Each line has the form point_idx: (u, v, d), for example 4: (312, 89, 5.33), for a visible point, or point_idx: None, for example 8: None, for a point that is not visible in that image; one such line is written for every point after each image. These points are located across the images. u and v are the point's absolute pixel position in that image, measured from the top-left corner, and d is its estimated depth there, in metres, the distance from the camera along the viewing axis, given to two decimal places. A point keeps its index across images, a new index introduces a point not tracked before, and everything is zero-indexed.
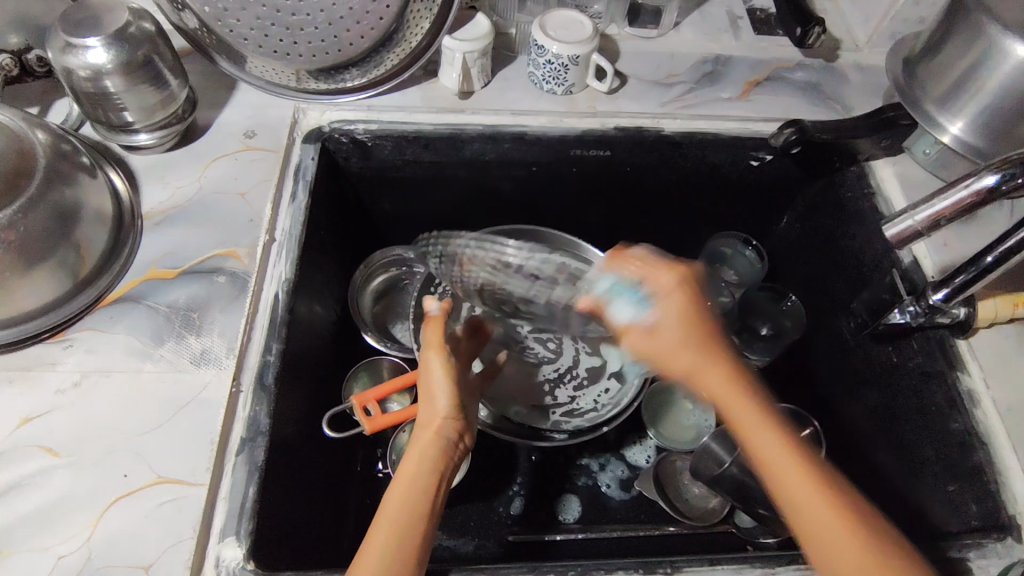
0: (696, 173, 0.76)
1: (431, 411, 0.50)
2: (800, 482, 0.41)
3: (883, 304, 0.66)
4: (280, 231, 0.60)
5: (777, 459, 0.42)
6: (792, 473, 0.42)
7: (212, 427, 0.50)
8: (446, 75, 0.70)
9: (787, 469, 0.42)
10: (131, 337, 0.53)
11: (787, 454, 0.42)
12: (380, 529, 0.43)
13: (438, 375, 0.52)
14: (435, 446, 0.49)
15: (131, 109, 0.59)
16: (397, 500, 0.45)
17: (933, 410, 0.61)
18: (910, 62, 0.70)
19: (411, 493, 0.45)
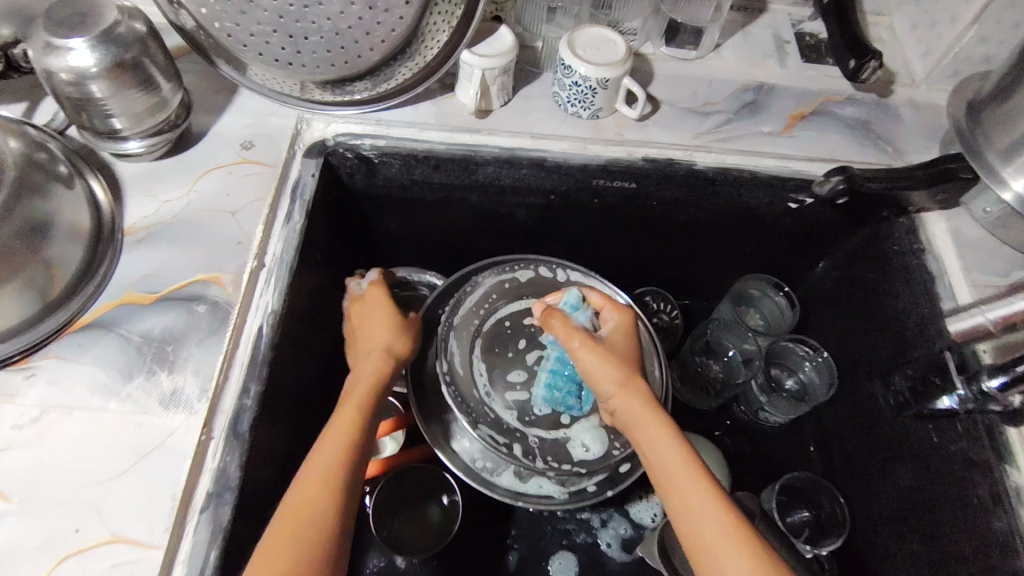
0: (727, 213, 0.70)
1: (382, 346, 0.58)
2: (687, 467, 0.49)
3: (928, 386, 0.58)
4: (270, 256, 0.56)
5: (667, 450, 0.51)
6: (681, 462, 0.50)
7: (175, 480, 0.46)
8: (463, 91, 0.64)
9: (673, 456, 0.50)
10: (98, 370, 0.49)
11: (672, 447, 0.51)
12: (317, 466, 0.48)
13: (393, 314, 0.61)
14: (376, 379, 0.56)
15: (119, 115, 0.54)
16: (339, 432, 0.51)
17: (974, 503, 0.55)
18: (974, 107, 0.63)
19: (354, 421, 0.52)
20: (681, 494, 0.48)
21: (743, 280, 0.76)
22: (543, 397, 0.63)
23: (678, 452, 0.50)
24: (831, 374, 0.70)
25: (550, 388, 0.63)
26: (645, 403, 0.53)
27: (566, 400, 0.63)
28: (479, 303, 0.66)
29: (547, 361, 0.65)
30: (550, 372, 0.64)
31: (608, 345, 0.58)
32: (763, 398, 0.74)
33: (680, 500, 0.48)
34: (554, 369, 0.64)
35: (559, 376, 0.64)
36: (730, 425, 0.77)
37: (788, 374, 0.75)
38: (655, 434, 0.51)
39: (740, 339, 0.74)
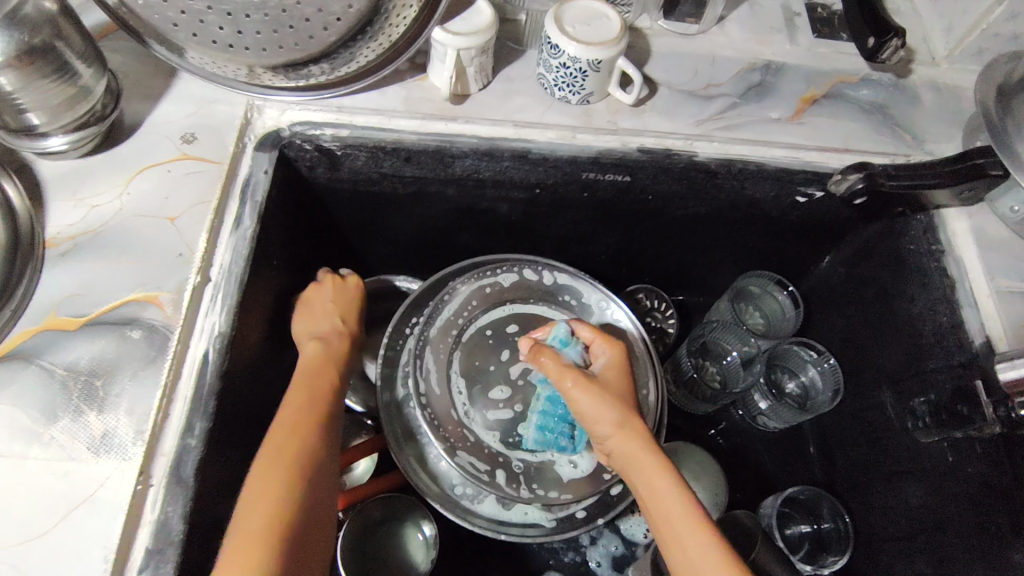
0: (730, 207, 0.64)
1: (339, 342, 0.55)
2: (687, 514, 0.45)
3: (958, 418, 0.54)
4: (217, 267, 0.49)
5: (665, 494, 0.46)
6: (680, 507, 0.45)
7: (108, 539, 0.40)
8: (436, 73, 0.56)
9: (670, 502, 0.45)
10: (15, 410, 0.42)
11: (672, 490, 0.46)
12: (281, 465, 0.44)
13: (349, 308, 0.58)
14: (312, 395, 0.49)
15: (34, 109, 0.46)
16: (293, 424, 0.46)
17: (992, 531, 0.51)
18: (1006, 93, 0.56)
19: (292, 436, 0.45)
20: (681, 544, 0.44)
21: (744, 277, 0.70)
22: (535, 440, 0.55)
23: (678, 497, 0.45)
24: (836, 381, 0.64)
25: (541, 431, 0.55)
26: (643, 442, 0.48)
27: (558, 440, 0.55)
28: (458, 315, 0.59)
29: (538, 399, 0.57)
30: (540, 412, 0.56)
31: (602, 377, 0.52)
32: (764, 405, 0.70)
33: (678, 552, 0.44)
34: (545, 408, 0.56)
35: (550, 416, 0.56)
36: (727, 424, 0.75)
37: (789, 376, 0.70)
38: (655, 477, 0.47)
39: (741, 339, 0.68)
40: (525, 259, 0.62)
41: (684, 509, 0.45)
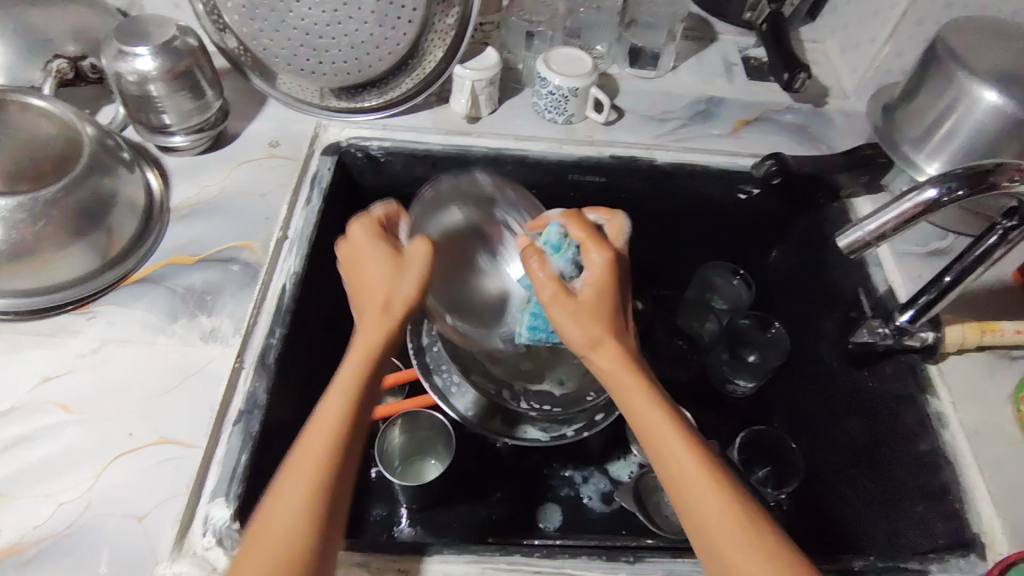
0: (688, 204, 0.80)
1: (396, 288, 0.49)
2: (671, 431, 0.47)
3: (850, 322, 0.71)
4: (292, 230, 0.66)
5: (652, 419, 0.47)
6: (666, 426, 0.47)
7: (213, 398, 0.54)
8: (456, 101, 0.76)
9: (655, 422, 0.47)
10: (149, 314, 0.58)
11: (655, 408, 0.48)
12: (318, 434, 0.44)
13: (416, 261, 0.49)
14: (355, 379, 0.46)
15: (169, 112, 0.65)
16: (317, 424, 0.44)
17: (904, 433, 0.63)
18: (891, 107, 0.74)
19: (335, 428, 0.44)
20: (666, 459, 0.46)
21: (707, 267, 0.86)
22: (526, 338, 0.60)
23: (661, 417, 0.47)
24: (783, 344, 0.81)
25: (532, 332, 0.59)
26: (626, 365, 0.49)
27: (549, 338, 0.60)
28: None
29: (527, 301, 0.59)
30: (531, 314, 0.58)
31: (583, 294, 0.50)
32: (726, 370, 0.84)
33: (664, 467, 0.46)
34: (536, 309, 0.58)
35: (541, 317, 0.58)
36: (706, 402, 0.84)
37: (749, 350, 0.84)
38: (640, 399, 0.48)
39: (701, 317, 0.88)
40: None
41: (669, 428, 0.47)
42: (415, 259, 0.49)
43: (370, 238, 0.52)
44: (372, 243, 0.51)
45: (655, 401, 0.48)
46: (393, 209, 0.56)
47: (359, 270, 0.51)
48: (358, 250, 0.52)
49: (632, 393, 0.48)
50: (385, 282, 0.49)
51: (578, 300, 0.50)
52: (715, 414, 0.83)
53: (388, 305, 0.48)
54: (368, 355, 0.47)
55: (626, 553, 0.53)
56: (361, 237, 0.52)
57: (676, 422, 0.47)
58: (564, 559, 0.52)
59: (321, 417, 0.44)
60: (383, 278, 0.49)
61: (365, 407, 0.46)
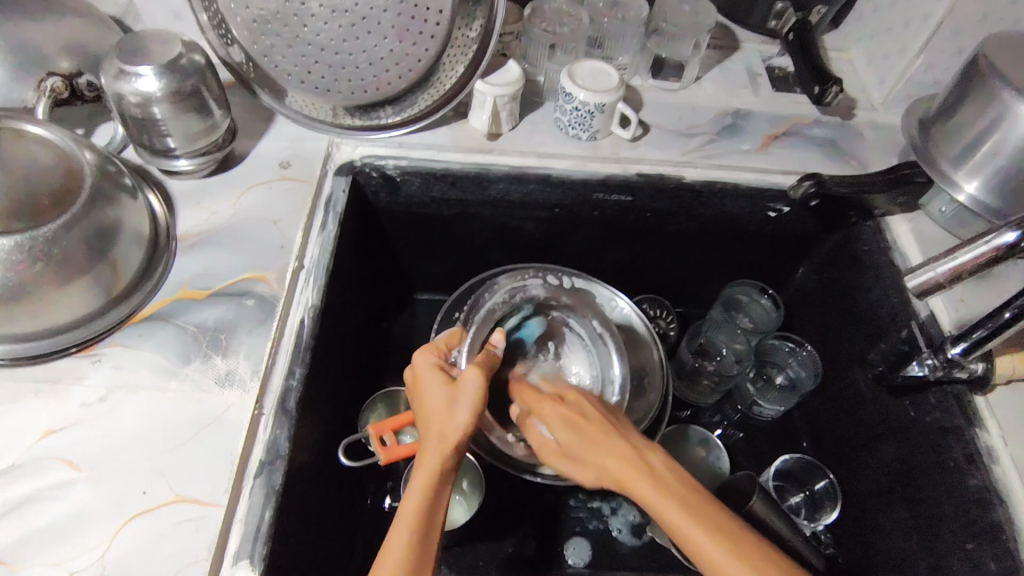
0: (716, 223, 0.77)
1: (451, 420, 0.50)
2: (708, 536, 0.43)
3: (901, 356, 0.66)
4: (308, 259, 0.62)
5: (687, 525, 0.44)
6: (694, 527, 0.44)
7: (232, 448, 0.51)
8: (475, 117, 0.72)
9: (684, 526, 0.44)
10: (158, 355, 0.55)
11: (677, 506, 0.45)
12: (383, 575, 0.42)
13: (467, 387, 0.51)
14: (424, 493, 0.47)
15: (173, 134, 0.61)
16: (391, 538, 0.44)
17: (952, 466, 0.60)
18: (925, 122, 0.71)
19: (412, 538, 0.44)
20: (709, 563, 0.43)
21: (733, 285, 0.82)
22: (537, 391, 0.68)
23: (685, 516, 0.44)
24: (815, 366, 0.77)
25: None
26: (633, 472, 0.47)
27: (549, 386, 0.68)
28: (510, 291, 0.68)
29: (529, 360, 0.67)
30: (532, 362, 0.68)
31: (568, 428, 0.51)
32: (753, 391, 0.81)
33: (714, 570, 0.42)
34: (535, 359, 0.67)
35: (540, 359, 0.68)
36: (730, 422, 0.83)
37: (778, 371, 0.81)
38: (656, 502, 0.45)
39: (731, 336, 0.83)
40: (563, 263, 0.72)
41: (695, 527, 0.44)
42: (466, 385, 0.51)
43: (431, 368, 0.54)
44: (433, 372, 0.54)
45: (669, 497, 0.45)
46: (454, 336, 0.60)
47: (422, 403, 0.53)
48: (421, 378, 0.54)
49: (649, 500, 0.46)
50: (442, 413, 0.51)
51: (569, 432, 0.51)
52: (740, 437, 0.82)
53: (445, 435, 0.49)
54: (429, 485, 0.47)
55: None
56: (423, 366, 0.55)
57: (700, 514, 0.44)
58: None
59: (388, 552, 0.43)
60: (439, 412, 0.51)
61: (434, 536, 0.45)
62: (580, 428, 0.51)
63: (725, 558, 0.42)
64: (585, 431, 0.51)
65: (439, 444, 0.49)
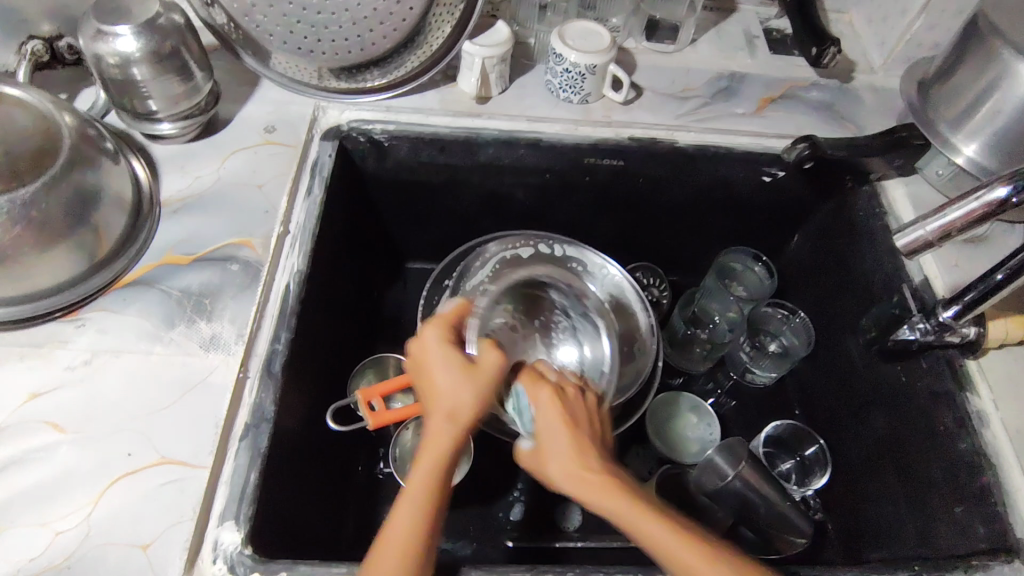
0: (709, 187, 0.76)
1: (460, 398, 0.48)
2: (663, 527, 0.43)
3: (891, 320, 0.66)
4: (294, 224, 0.61)
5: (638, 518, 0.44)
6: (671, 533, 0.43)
7: (217, 411, 0.51)
8: (464, 79, 0.71)
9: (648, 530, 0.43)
10: (143, 319, 0.55)
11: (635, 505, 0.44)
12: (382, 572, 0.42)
13: (485, 372, 0.49)
14: (434, 473, 0.45)
15: (155, 97, 0.60)
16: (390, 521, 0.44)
17: (941, 431, 0.60)
18: (925, 85, 0.69)
19: (419, 519, 0.44)
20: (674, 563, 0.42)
21: (726, 253, 0.81)
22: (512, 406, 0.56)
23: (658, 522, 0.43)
24: (808, 334, 0.77)
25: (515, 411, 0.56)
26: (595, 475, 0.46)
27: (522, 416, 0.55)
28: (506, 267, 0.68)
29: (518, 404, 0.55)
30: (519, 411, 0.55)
31: (550, 438, 0.49)
32: (746, 358, 0.81)
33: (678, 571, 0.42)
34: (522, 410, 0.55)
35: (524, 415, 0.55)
36: (722, 390, 0.82)
37: (771, 339, 0.81)
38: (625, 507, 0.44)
39: (724, 305, 0.81)
40: (553, 240, 0.73)
41: (669, 534, 0.43)
42: (487, 368, 0.49)
43: (442, 343, 0.51)
44: (447, 350, 0.51)
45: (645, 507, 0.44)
46: (461, 307, 0.56)
47: (424, 380, 0.51)
48: (428, 354, 0.51)
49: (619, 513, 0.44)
50: (452, 389, 0.48)
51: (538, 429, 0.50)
52: (732, 405, 0.81)
53: (452, 419, 0.47)
54: (435, 470, 0.45)
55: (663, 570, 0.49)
56: (430, 342, 0.52)
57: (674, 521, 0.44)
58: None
59: (393, 534, 0.43)
60: (446, 392, 0.48)
61: (439, 518, 0.45)
62: (549, 424, 0.49)
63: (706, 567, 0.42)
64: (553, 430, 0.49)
65: (448, 426, 0.47)
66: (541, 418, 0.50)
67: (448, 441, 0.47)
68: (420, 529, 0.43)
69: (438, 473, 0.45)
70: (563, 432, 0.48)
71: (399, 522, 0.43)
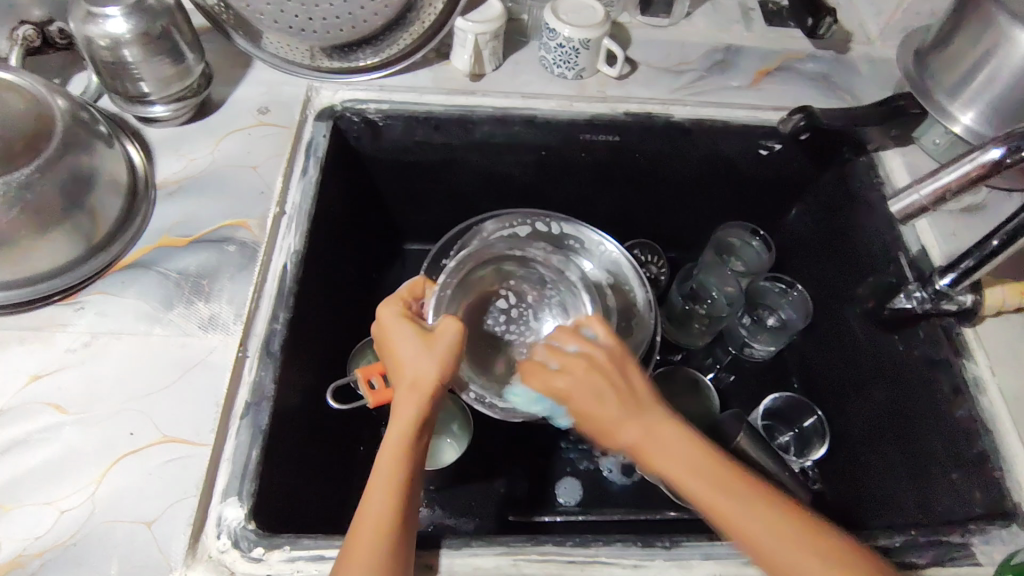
0: (705, 161, 0.75)
1: (423, 367, 0.49)
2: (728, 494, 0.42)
3: (887, 290, 0.66)
4: (290, 205, 0.61)
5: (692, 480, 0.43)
6: (745, 504, 0.42)
7: (217, 390, 0.51)
8: (458, 56, 0.71)
9: (719, 499, 0.42)
10: (141, 301, 0.55)
11: (694, 470, 0.43)
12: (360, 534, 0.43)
13: (443, 339, 0.51)
14: (404, 440, 0.47)
15: (147, 79, 0.60)
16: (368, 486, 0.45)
17: (938, 399, 0.60)
18: (921, 54, 0.68)
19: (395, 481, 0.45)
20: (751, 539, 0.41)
21: (723, 227, 0.81)
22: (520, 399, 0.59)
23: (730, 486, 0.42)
24: (807, 308, 0.76)
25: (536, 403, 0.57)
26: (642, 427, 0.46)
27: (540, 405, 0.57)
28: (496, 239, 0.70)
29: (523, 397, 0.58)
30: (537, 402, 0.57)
31: (584, 398, 0.48)
32: (745, 332, 0.81)
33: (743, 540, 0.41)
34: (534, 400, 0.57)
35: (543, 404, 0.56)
36: (722, 364, 0.82)
37: (769, 312, 0.81)
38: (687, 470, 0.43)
39: (722, 280, 0.81)
40: (551, 219, 0.73)
41: (736, 498, 0.42)
42: (445, 336, 0.51)
43: (399, 316, 0.53)
44: (403, 324, 0.52)
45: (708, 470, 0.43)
46: (416, 284, 0.60)
47: (389, 357, 0.52)
48: (388, 327, 0.53)
49: (676, 472, 0.44)
50: (415, 359, 0.50)
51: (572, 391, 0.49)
52: (732, 379, 0.82)
53: (415, 392, 0.49)
54: (402, 444, 0.46)
55: (662, 538, 0.49)
56: (389, 316, 0.53)
57: (730, 478, 0.43)
58: (598, 547, 0.49)
59: (371, 499, 0.44)
60: (409, 364, 0.50)
61: (414, 482, 0.46)
62: (581, 383, 0.48)
63: (770, 536, 0.40)
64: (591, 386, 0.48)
65: (412, 396, 0.49)
66: (569, 365, 0.50)
67: (412, 412, 0.48)
68: (398, 491, 0.44)
69: (408, 439, 0.47)
70: (607, 394, 0.47)
71: (376, 486, 0.45)
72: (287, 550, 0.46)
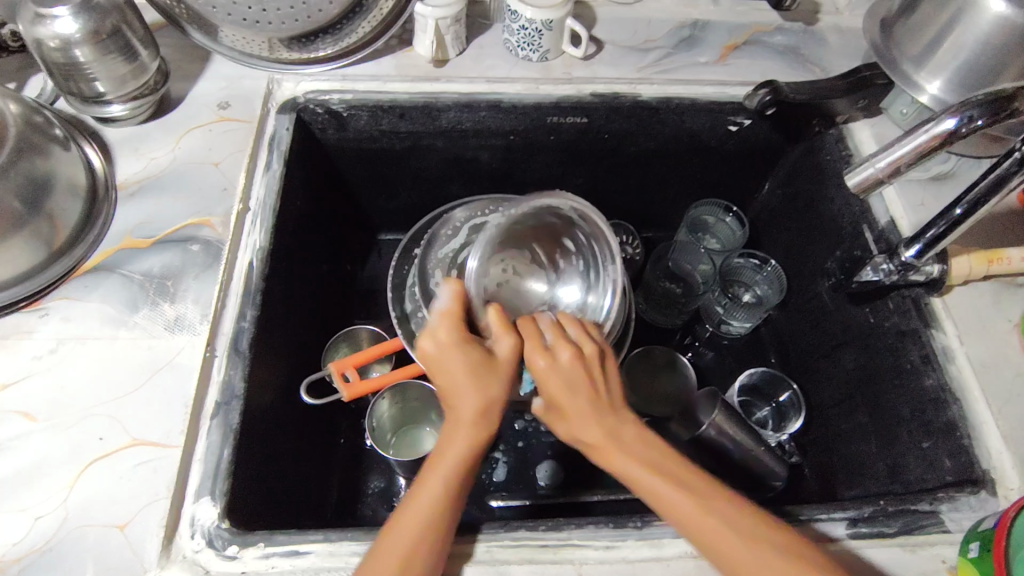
0: (674, 140, 0.75)
1: (487, 399, 0.49)
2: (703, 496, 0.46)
3: (853, 262, 0.67)
4: (254, 201, 0.61)
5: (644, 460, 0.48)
6: (718, 508, 0.45)
7: (185, 391, 0.51)
8: (419, 42, 0.69)
9: (699, 505, 0.46)
10: (106, 305, 0.54)
11: (676, 484, 0.47)
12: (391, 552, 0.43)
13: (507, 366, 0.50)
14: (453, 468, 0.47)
15: (101, 79, 0.58)
16: (405, 508, 0.46)
17: (909, 368, 0.61)
18: (888, 23, 0.67)
19: (440, 510, 0.45)
20: (722, 546, 0.44)
21: (696, 205, 0.82)
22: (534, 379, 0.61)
23: (722, 505, 0.46)
24: (780, 283, 0.77)
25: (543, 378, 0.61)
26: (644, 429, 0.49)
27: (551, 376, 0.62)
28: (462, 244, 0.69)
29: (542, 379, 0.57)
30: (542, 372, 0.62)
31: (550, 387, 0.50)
32: (721, 311, 0.81)
33: (723, 556, 0.44)
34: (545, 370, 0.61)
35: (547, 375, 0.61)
36: (700, 342, 0.83)
37: (745, 290, 0.82)
38: (691, 493, 0.46)
39: (696, 258, 0.81)
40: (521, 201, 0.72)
41: (751, 529, 0.45)
42: (505, 362, 0.50)
43: (463, 340, 0.50)
44: (465, 349, 0.50)
45: (709, 492, 0.46)
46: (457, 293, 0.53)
47: (445, 376, 0.50)
48: (444, 354, 0.50)
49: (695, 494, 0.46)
50: (474, 387, 0.49)
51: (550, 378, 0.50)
52: (710, 356, 0.82)
53: (481, 417, 0.49)
54: (458, 464, 0.48)
55: (633, 518, 0.50)
56: (447, 340, 0.50)
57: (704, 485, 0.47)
58: (570, 530, 0.49)
59: (400, 525, 0.44)
60: (475, 387, 0.49)
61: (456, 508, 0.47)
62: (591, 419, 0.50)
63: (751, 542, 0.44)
64: (581, 402, 0.49)
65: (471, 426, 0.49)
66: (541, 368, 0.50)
67: (474, 435, 0.49)
68: (440, 515, 0.45)
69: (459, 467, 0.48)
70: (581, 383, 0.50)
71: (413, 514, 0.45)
72: (261, 547, 0.46)
